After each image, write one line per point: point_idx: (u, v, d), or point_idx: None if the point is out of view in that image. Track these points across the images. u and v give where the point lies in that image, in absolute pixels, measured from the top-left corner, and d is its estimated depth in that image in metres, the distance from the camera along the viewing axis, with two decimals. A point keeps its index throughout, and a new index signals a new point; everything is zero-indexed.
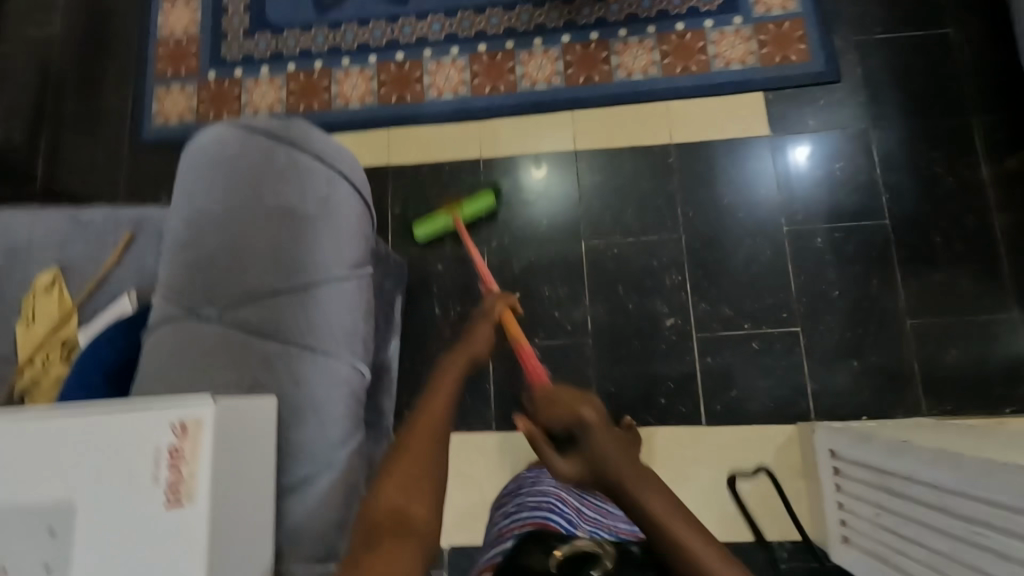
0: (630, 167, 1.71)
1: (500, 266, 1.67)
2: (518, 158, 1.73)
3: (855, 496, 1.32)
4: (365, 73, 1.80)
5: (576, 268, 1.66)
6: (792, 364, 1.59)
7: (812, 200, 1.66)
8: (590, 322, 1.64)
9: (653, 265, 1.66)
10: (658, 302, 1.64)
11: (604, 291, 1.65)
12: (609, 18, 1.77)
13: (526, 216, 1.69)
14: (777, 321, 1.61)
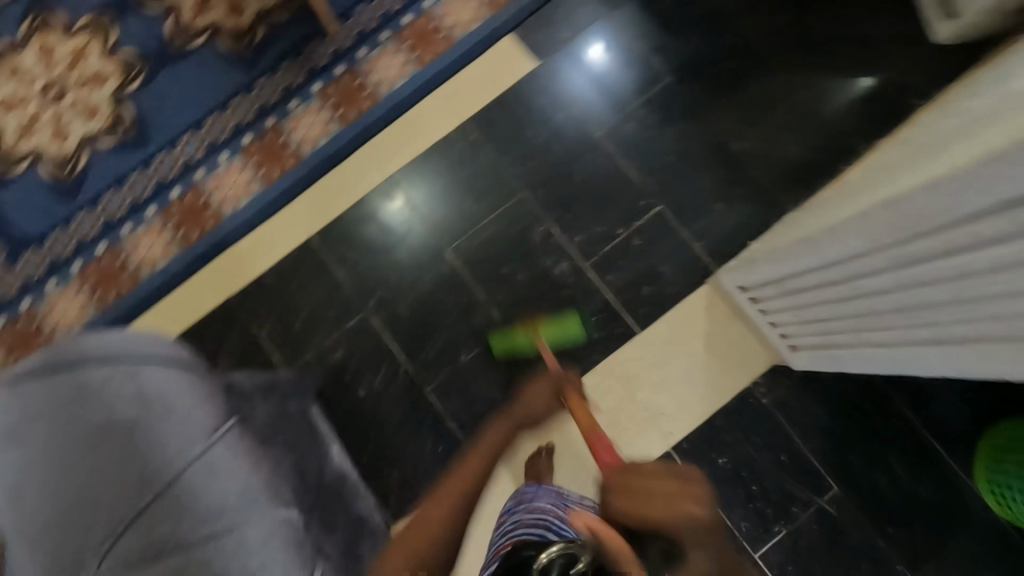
0: (455, 164, 1.65)
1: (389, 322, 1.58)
2: (362, 206, 1.60)
3: (782, 315, 1.42)
4: (153, 228, 1.57)
5: (449, 281, 1.60)
6: (678, 241, 1.65)
7: (614, 100, 1.67)
8: (496, 314, 1.60)
9: (517, 235, 1.65)
10: (541, 259, 1.64)
11: (492, 285, 1.61)
12: (341, 47, 1.65)
13: (400, 253, 1.60)
14: (647, 214, 1.65)
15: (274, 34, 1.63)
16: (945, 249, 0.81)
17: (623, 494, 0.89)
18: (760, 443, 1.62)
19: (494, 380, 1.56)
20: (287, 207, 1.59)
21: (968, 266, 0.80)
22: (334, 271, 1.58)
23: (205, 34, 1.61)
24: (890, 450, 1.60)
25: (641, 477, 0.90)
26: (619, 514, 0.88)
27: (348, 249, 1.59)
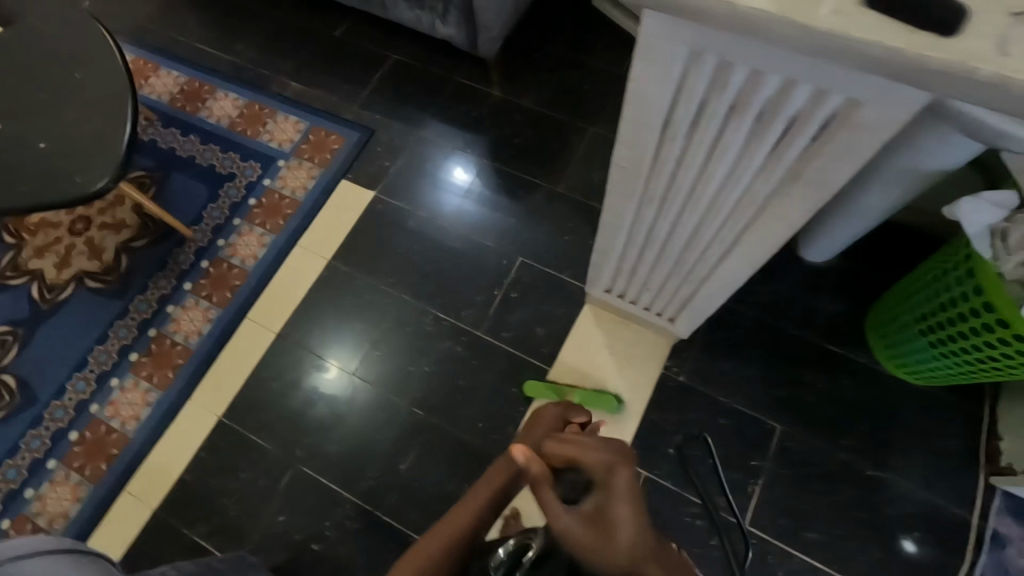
0: (361, 309, 1.37)
1: (260, 528, 1.18)
2: (294, 373, 1.31)
3: (670, 305, 1.11)
4: (60, 477, 1.24)
5: (346, 434, 1.25)
6: (560, 287, 1.36)
7: (470, 199, 1.47)
8: (399, 464, 1.22)
9: (397, 366, 1.31)
10: (452, 381, 1.29)
11: (378, 462, 1.22)
12: (201, 244, 1.46)
13: (307, 414, 1.27)
14: (511, 270, 1.38)
15: (129, 267, 1.44)
16: (738, 201, 0.69)
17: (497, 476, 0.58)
18: (738, 488, 1.15)
19: (392, 555, 1.15)
20: (174, 428, 1.27)
21: (771, 212, 0.67)
22: (224, 477, 1.23)
23: (72, 284, 1.43)
24: (898, 445, 1.16)
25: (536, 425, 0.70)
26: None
27: (251, 415, 1.28)
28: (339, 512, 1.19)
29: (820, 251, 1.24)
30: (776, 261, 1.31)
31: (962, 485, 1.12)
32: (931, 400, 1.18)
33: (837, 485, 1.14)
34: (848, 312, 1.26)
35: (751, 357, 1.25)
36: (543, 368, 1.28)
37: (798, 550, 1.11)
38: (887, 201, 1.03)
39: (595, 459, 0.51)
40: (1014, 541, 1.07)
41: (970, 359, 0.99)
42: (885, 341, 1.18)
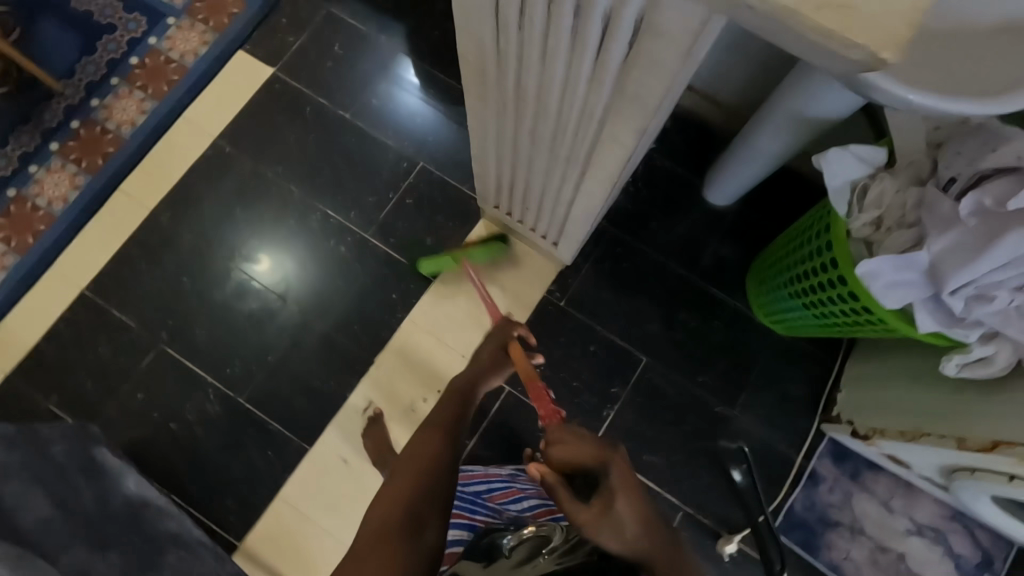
0: (246, 195, 1.29)
1: (118, 403, 1.17)
2: (167, 253, 1.25)
3: (551, 228, 1.09)
4: None
5: (216, 322, 1.22)
6: (457, 198, 1.31)
7: (380, 92, 1.36)
8: (268, 357, 1.21)
9: (278, 260, 1.26)
10: (334, 281, 1.26)
11: (248, 352, 1.21)
12: (72, 102, 1.32)
13: (179, 297, 1.23)
14: (410, 176, 1.32)
15: None
16: (576, 116, 0.65)
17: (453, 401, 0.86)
18: (594, 411, 1.21)
19: (250, 441, 1.17)
20: (32, 296, 1.21)
21: (606, 132, 0.64)
22: (83, 351, 1.19)
23: None
24: (748, 388, 1.22)
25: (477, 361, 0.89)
26: (402, 478, 0.74)
27: (117, 292, 1.23)
28: (202, 396, 1.19)
29: (721, 193, 1.23)
30: (676, 201, 1.30)
31: (796, 428, 1.20)
32: (788, 350, 1.24)
33: (685, 417, 1.21)
34: (733, 257, 1.28)
35: (631, 291, 1.26)
36: (427, 279, 1.26)
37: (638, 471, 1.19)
38: (777, 143, 1.01)
39: (590, 453, 0.63)
40: (828, 481, 1.18)
41: (818, 313, 1.03)
42: (759, 289, 1.22)
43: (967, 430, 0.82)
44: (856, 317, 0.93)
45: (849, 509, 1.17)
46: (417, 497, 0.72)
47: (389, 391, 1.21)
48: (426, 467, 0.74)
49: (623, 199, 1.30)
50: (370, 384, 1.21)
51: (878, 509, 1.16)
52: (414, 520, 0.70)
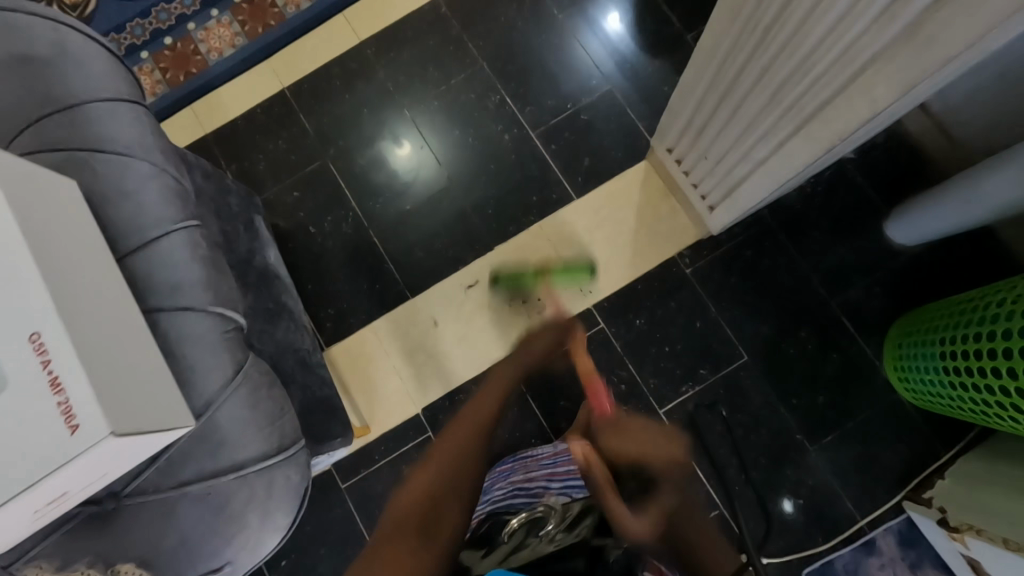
0: (443, 57, 1.36)
1: (277, 192, 1.32)
2: (360, 83, 1.36)
3: (716, 189, 1.07)
4: (146, 69, 1.38)
5: (377, 158, 1.32)
6: (630, 132, 1.29)
7: (598, 6, 1.35)
8: (407, 208, 1.30)
9: (446, 124, 1.33)
10: (487, 165, 1.30)
11: (391, 194, 1.30)
12: None
13: (355, 125, 1.34)
14: (594, 96, 1.31)
15: None
16: (838, 57, 0.64)
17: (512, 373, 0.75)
18: (674, 382, 1.19)
19: (365, 270, 1.28)
20: (246, 78, 1.37)
21: (864, 81, 0.63)
22: (266, 139, 1.35)
23: None
24: (840, 431, 1.15)
25: (541, 335, 0.83)
26: (478, 406, 0.70)
27: (309, 100, 1.36)
28: (342, 215, 1.30)
29: (902, 228, 1.14)
30: (851, 219, 1.21)
31: (872, 491, 1.12)
32: (899, 414, 1.15)
33: (760, 427, 1.17)
34: (883, 297, 1.19)
35: (762, 288, 1.21)
36: (571, 195, 1.28)
37: (691, 454, 1.17)
38: (1015, 190, 0.90)
39: (661, 454, 0.66)
40: (882, 556, 1.10)
41: (961, 381, 0.95)
42: (897, 336, 1.13)
43: None
44: (1013, 399, 0.84)
45: None
46: (468, 467, 0.63)
47: (496, 279, 1.26)
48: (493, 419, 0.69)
49: (795, 195, 1.22)
50: (482, 265, 1.26)
51: None
52: (444, 496, 0.60)
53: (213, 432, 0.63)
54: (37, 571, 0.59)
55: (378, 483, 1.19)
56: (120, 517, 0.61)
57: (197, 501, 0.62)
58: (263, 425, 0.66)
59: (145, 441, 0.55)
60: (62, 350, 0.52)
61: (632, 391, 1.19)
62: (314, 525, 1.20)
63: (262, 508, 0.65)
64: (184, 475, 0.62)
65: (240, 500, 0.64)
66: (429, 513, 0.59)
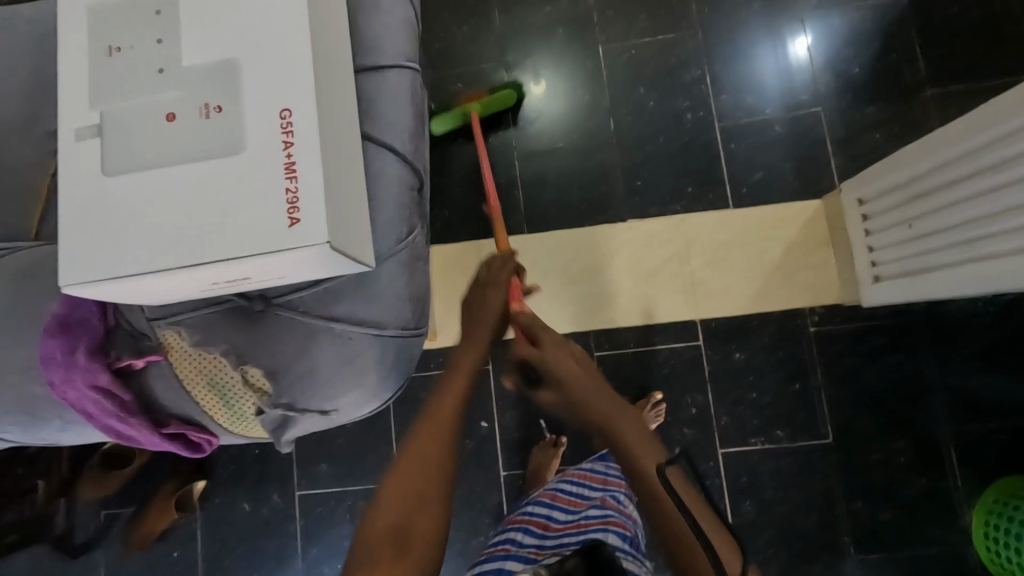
0: (660, 7, 1.25)
1: (442, 76, 1.27)
2: (565, 1, 1.27)
3: (898, 263, 0.96)
4: None
5: (549, 83, 1.25)
6: (818, 166, 1.18)
7: (844, 19, 1.21)
8: (558, 145, 1.23)
9: (631, 79, 1.24)
10: (655, 137, 1.22)
11: (547, 125, 1.24)
12: None
13: (538, 41, 1.26)
14: (796, 113, 1.19)
15: None
16: None
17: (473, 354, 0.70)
18: (745, 430, 1.13)
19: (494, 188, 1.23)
20: None
21: None
22: (450, 20, 1.29)
23: None
24: (891, 554, 1.08)
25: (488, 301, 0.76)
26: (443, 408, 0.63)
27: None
28: (492, 125, 1.25)
29: None
30: (1007, 356, 1.09)
31: None
32: (962, 568, 1.06)
33: (810, 512, 1.10)
34: (1006, 447, 1.07)
35: (879, 382, 1.11)
36: (727, 203, 1.19)
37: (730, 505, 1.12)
38: None
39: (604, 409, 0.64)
40: None
41: None
42: (1004, 493, 1.00)
43: None
44: None
45: None
46: (433, 496, 0.57)
47: (614, 254, 1.19)
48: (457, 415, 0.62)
49: (961, 304, 1.10)
50: (607, 234, 1.20)
51: None
52: (414, 525, 0.55)
53: (374, 285, 0.59)
54: (177, 336, 0.61)
55: (422, 391, 1.19)
56: (266, 320, 0.60)
57: (340, 337, 0.59)
58: (412, 297, 0.62)
59: (333, 262, 0.51)
60: (307, 129, 0.47)
61: (700, 419, 1.13)
62: None
63: (386, 372, 0.62)
64: (335, 309, 0.59)
65: (371, 359, 0.61)
66: (398, 541, 0.54)
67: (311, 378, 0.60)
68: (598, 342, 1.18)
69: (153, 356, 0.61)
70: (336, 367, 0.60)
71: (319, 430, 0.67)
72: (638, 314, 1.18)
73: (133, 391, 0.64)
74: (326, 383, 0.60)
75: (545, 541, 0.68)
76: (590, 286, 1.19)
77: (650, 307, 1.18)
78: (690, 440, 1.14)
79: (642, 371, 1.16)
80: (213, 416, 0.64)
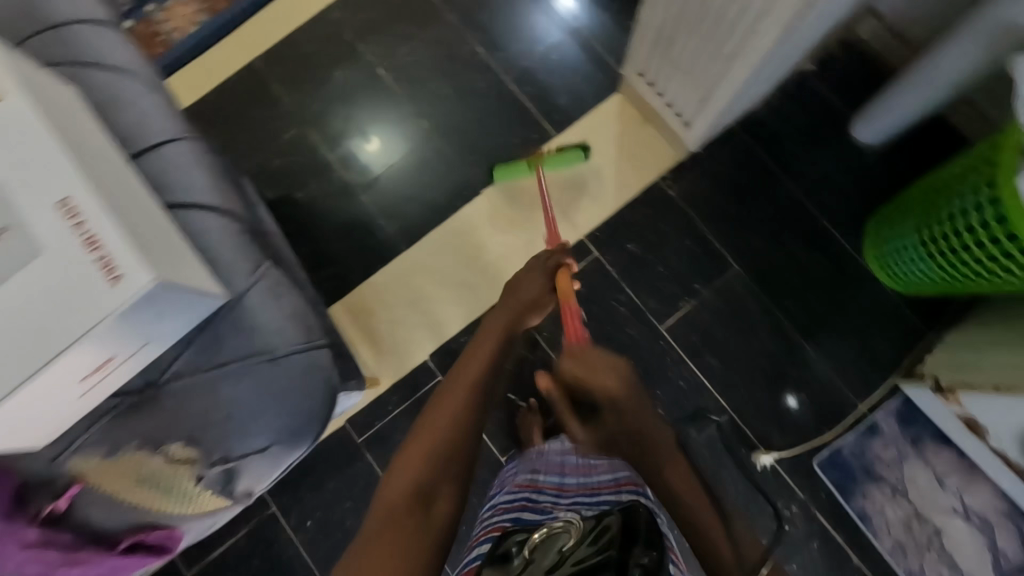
0: (409, 15, 1.36)
1: (261, 161, 1.32)
2: (331, 48, 1.35)
3: (690, 101, 1.11)
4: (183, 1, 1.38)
5: (356, 120, 1.33)
6: (602, 68, 1.32)
7: None
8: (392, 165, 1.31)
9: (422, 81, 1.34)
10: (466, 116, 1.32)
11: (374, 155, 1.31)
12: None
13: (327, 93, 1.34)
14: (562, 38, 1.34)
15: None
16: None
17: (499, 334, 0.79)
18: (672, 300, 1.23)
19: (358, 228, 1.28)
20: (214, 53, 1.36)
21: None
22: (238, 112, 1.33)
23: None
24: (833, 325, 1.21)
25: (521, 291, 0.83)
26: (461, 377, 0.72)
27: (279, 68, 1.35)
28: (325, 177, 1.31)
29: (869, 130, 1.20)
30: (820, 130, 1.27)
31: (868, 378, 1.18)
32: (887, 304, 1.20)
33: (757, 332, 1.21)
34: (859, 196, 1.24)
35: (744, 202, 1.26)
36: (551, 134, 1.30)
37: (696, 366, 1.21)
38: (970, 62, 0.96)
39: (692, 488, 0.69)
40: (885, 437, 1.16)
41: (936, 258, 1.00)
42: (877, 229, 1.17)
43: None
44: (984, 262, 0.90)
45: (898, 470, 1.14)
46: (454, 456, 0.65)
47: (490, 226, 1.27)
48: (478, 388, 0.71)
49: (765, 109, 1.28)
50: (472, 213, 1.28)
51: (930, 481, 1.13)
52: (432, 486, 0.63)
53: (242, 317, 0.75)
54: (84, 460, 0.74)
55: (396, 433, 1.20)
56: (167, 391, 0.74)
57: (237, 366, 0.74)
58: (289, 316, 0.76)
59: (176, 293, 0.64)
60: (92, 207, 0.60)
61: (633, 313, 1.22)
62: (333, 482, 1.19)
63: (295, 385, 0.75)
64: (224, 355, 0.74)
65: (280, 381, 0.75)
66: (417, 495, 0.61)
67: (227, 412, 0.74)
68: None
69: (73, 489, 0.75)
70: (248, 396, 0.74)
71: (270, 471, 0.82)
72: (539, 262, 1.26)
73: (69, 531, 0.76)
74: (243, 412, 0.75)
75: (561, 499, 0.77)
76: (490, 268, 1.26)
77: (544, 253, 1.26)
78: (635, 334, 1.22)
79: None
80: (163, 508, 0.79)
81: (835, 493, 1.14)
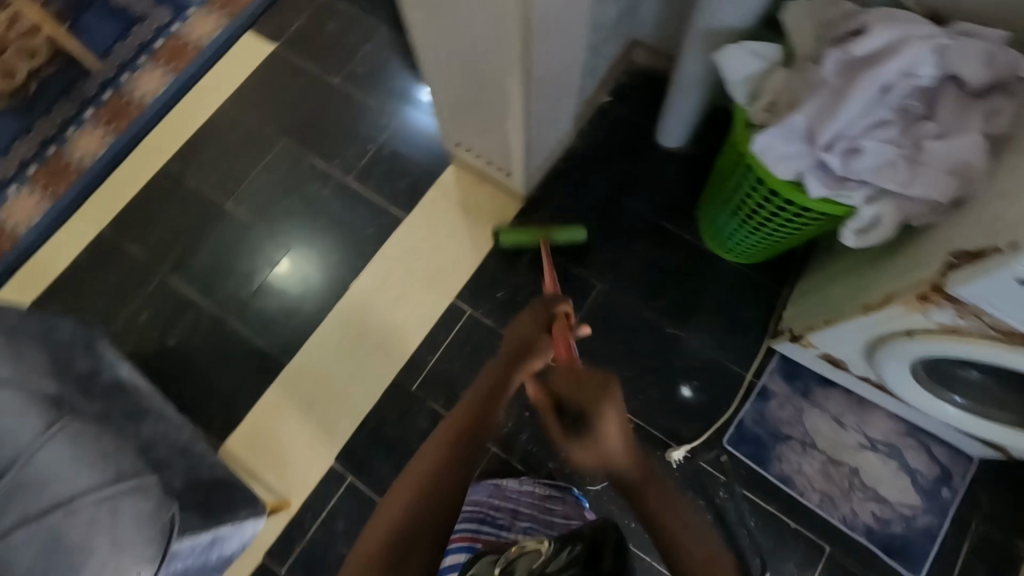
0: (247, 148, 1.45)
1: (129, 319, 1.32)
2: (179, 198, 1.42)
3: (502, 155, 1.23)
4: (26, 193, 1.41)
5: (215, 255, 1.37)
6: (432, 147, 1.44)
7: (365, 60, 1.51)
8: (259, 286, 1.34)
9: (271, 203, 1.41)
10: (319, 222, 1.39)
11: (241, 282, 1.34)
12: (108, 75, 1.50)
13: (183, 237, 1.38)
14: (390, 131, 1.45)
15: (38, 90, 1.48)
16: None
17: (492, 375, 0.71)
18: None
19: (238, 355, 1.29)
20: (64, 232, 1.39)
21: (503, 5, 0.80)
22: (98, 280, 1.35)
23: None
24: (700, 310, 1.29)
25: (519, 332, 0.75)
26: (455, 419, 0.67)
27: (131, 229, 1.39)
28: (196, 316, 1.32)
29: (670, 136, 1.36)
30: (632, 146, 1.41)
31: (747, 348, 1.25)
32: (739, 277, 1.30)
33: (637, 336, 1.28)
34: (684, 192, 1.37)
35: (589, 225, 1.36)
36: (402, 217, 1.39)
37: None
38: (702, 64, 1.13)
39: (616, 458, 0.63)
40: (777, 397, 1.21)
41: (749, 227, 1.12)
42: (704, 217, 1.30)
43: (869, 294, 0.87)
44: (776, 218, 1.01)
45: (800, 424, 1.19)
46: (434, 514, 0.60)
47: (365, 315, 1.31)
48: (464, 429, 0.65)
49: (581, 142, 1.42)
50: (344, 308, 1.32)
51: (829, 424, 1.18)
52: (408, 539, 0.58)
53: (33, 478, 0.75)
54: None
55: (318, 547, 1.15)
56: None
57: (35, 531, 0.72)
58: (89, 463, 0.77)
59: None
60: None
61: None
62: None
63: (105, 527, 0.73)
64: (19, 521, 0.73)
65: (78, 529, 0.73)
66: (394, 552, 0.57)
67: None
68: (409, 379, 1.26)
69: None
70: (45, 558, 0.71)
71: None
72: (421, 335, 1.29)
73: None
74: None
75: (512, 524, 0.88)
76: (376, 354, 1.28)
77: (422, 326, 1.30)
78: None
79: (453, 364, 1.27)
80: None
81: (752, 466, 1.17)
